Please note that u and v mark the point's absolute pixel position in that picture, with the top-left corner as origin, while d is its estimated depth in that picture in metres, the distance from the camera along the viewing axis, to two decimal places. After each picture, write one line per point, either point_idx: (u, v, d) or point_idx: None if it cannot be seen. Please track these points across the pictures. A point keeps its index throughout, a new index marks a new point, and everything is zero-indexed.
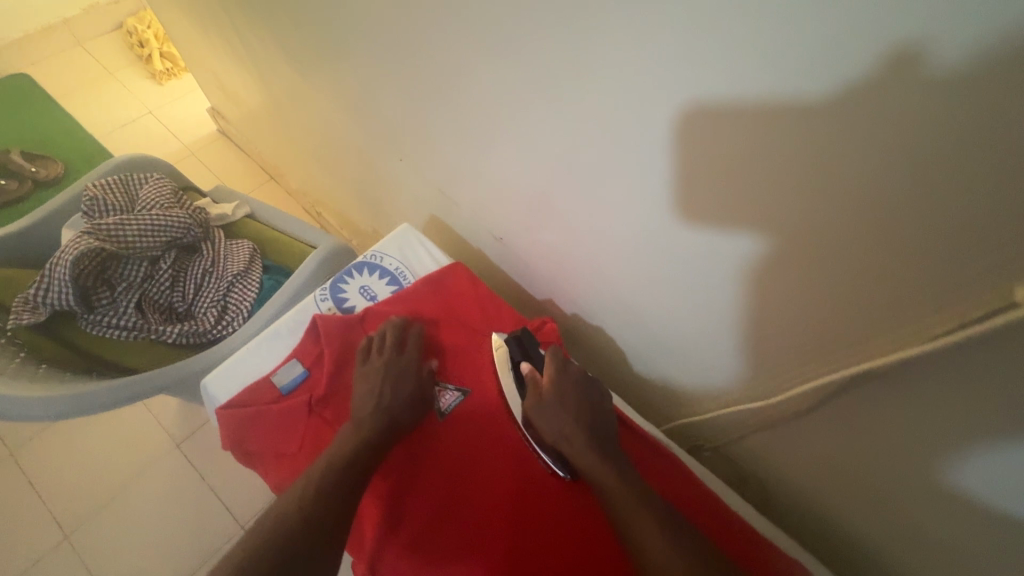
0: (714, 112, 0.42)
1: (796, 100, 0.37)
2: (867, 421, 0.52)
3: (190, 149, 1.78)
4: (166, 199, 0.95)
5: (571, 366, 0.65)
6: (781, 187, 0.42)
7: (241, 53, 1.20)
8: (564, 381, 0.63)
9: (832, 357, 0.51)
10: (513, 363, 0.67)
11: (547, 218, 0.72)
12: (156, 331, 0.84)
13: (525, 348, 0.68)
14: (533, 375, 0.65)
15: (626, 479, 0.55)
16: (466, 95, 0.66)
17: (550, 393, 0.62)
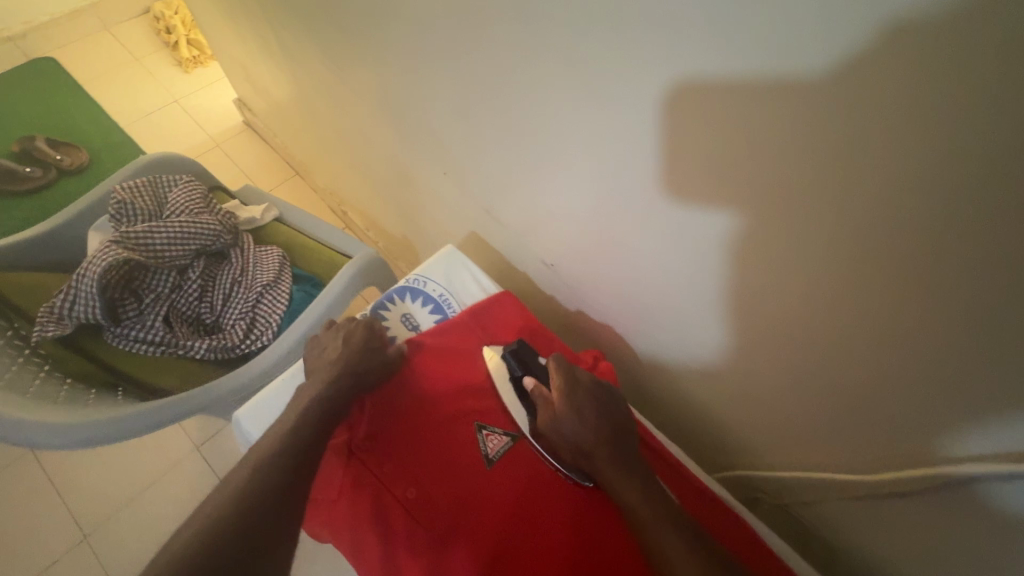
0: (845, 161, 0.35)
1: (967, 152, 0.30)
2: (986, 507, 0.45)
3: (215, 141, 1.74)
4: (195, 203, 0.91)
5: (580, 374, 0.63)
6: (924, 250, 0.36)
7: (271, 47, 1.15)
8: (575, 393, 0.60)
9: (951, 431, 0.44)
10: (513, 378, 0.65)
11: (604, 246, 0.66)
12: (183, 346, 0.80)
13: (526, 364, 0.65)
14: (539, 390, 0.62)
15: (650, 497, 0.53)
16: (525, 114, 0.60)
17: (562, 407, 0.59)
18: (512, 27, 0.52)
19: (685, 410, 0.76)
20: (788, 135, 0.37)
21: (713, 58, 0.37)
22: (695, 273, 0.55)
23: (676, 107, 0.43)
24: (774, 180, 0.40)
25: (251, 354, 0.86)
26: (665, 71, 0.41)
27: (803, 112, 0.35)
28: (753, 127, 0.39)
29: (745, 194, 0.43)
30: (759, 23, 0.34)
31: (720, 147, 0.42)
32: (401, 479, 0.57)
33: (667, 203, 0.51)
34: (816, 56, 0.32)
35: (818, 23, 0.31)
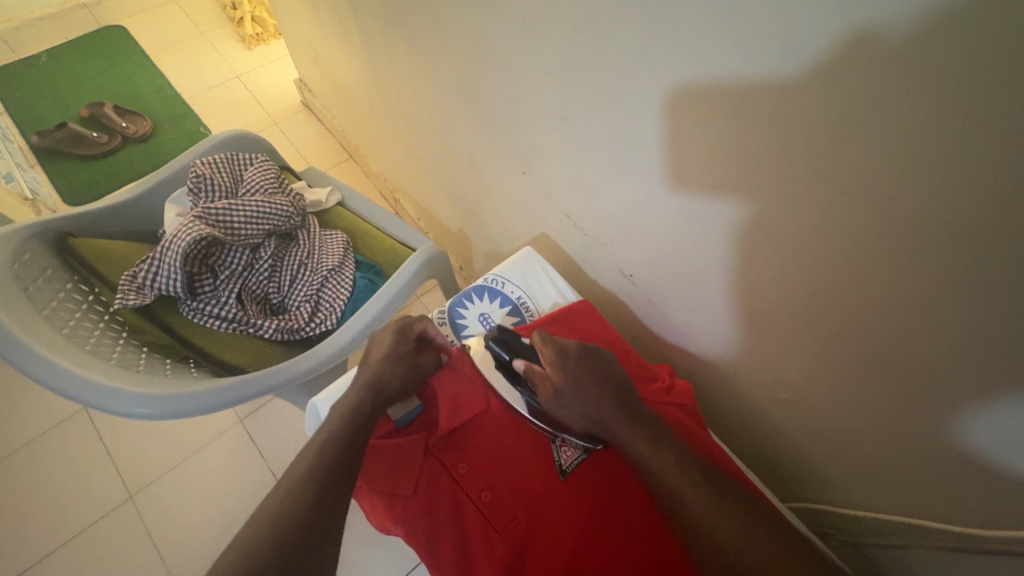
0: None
1: None
2: None
3: (273, 119, 1.76)
4: (269, 183, 0.92)
5: (568, 345, 0.60)
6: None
7: (347, 30, 1.14)
8: (569, 364, 0.57)
9: None
10: (501, 363, 0.61)
11: (689, 264, 0.64)
12: (253, 325, 0.81)
13: (511, 346, 0.61)
14: (532, 369, 0.58)
15: (683, 460, 0.49)
16: (625, 123, 0.58)
17: (560, 379, 0.56)
18: (635, 38, 0.50)
19: (754, 435, 0.74)
20: (961, 182, 0.34)
21: (885, 92, 0.35)
22: (799, 304, 0.53)
23: (822, 139, 0.40)
24: (930, 224, 0.38)
25: (315, 337, 0.87)
26: (818, 102, 0.39)
27: (991, 163, 0.32)
28: (918, 168, 0.36)
29: (888, 233, 0.41)
30: (956, 64, 0.31)
31: (870, 183, 0.39)
32: (473, 478, 0.57)
33: (784, 233, 0.49)
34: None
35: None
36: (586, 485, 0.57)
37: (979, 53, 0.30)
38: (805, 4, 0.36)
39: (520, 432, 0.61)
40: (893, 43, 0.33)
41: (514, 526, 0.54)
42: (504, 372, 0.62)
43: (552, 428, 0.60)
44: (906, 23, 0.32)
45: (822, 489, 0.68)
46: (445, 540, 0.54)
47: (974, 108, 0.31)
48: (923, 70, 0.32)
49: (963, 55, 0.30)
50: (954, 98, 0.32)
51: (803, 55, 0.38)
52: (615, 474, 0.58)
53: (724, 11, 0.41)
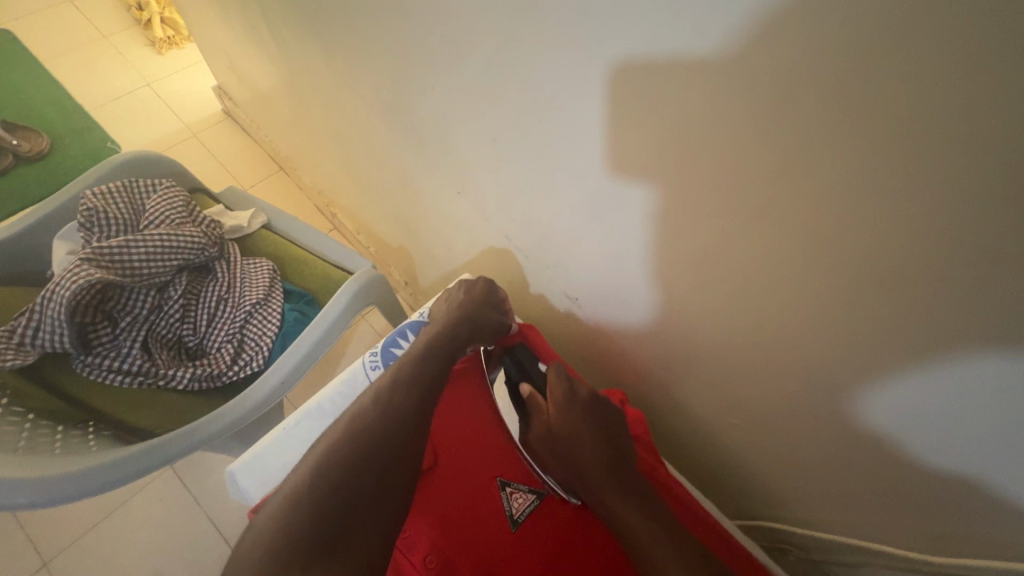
0: (993, 245, 0.31)
1: None
2: None
3: (191, 130, 1.61)
4: (177, 211, 0.82)
5: (577, 388, 0.59)
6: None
7: (261, 35, 1.05)
8: (572, 408, 0.57)
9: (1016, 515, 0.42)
10: (510, 381, 0.63)
11: (636, 287, 0.61)
12: (163, 376, 0.73)
13: (523, 369, 0.64)
14: (535, 398, 0.60)
15: (656, 527, 0.48)
16: (560, 141, 0.54)
17: (555, 420, 0.57)
18: (566, 53, 0.46)
19: (709, 455, 0.72)
20: (922, 205, 0.32)
21: (837, 116, 0.32)
22: (753, 326, 0.51)
23: (774, 161, 0.37)
24: (887, 248, 0.36)
25: (240, 382, 0.79)
26: (765, 123, 0.36)
27: (953, 186, 0.30)
28: (872, 193, 0.34)
29: (844, 256, 0.39)
30: (910, 86, 0.29)
31: (820, 209, 0.37)
32: (417, 543, 0.52)
33: (737, 255, 0.46)
34: (990, 129, 0.27)
35: (999, 98, 0.26)
36: (537, 535, 0.54)
37: (938, 72, 0.27)
38: (746, 21, 0.33)
39: (466, 483, 0.57)
40: (845, 62, 0.30)
41: None
42: (511, 388, 0.63)
43: (534, 466, 0.58)
44: (851, 43, 0.29)
45: (775, 506, 0.67)
46: None
47: (934, 128, 0.29)
48: (878, 93, 0.30)
49: (921, 74, 0.28)
50: (912, 119, 0.30)
51: (746, 75, 0.35)
52: (568, 519, 0.55)
53: (659, 27, 0.37)
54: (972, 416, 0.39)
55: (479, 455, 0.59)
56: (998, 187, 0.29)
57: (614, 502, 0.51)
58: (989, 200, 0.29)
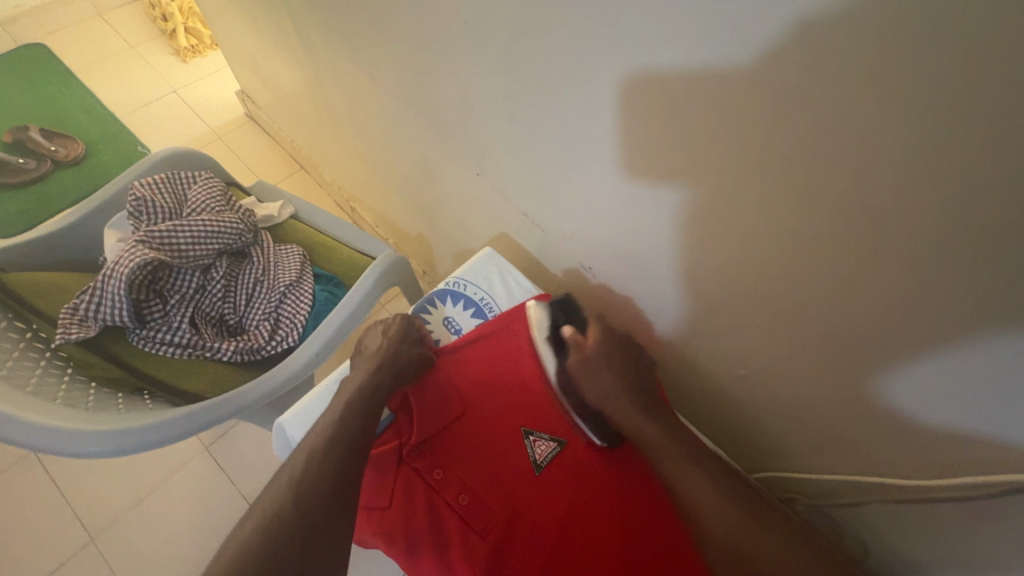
0: (949, 183, 0.35)
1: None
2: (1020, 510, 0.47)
3: (217, 133, 1.69)
4: (215, 200, 0.89)
5: (616, 334, 0.66)
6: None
7: (286, 38, 1.11)
8: (611, 348, 0.64)
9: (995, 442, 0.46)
10: (553, 324, 0.68)
11: (645, 251, 0.66)
12: (209, 349, 0.79)
13: (568, 315, 0.68)
14: (576, 336, 0.65)
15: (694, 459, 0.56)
16: (572, 116, 0.59)
17: (598, 357, 0.64)
18: (579, 35, 0.51)
19: (721, 412, 0.76)
20: (897, 152, 0.36)
21: (812, 74, 0.37)
22: (754, 282, 0.55)
23: (766, 122, 0.42)
24: (867, 193, 0.40)
25: (276, 356, 0.85)
26: (757, 86, 0.40)
27: (914, 130, 0.35)
28: (847, 144, 0.38)
29: (833, 205, 0.43)
30: (872, 44, 0.33)
31: (805, 162, 0.42)
32: (449, 485, 0.57)
33: (734, 212, 0.51)
34: (938, 75, 0.32)
35: (943, 50, 0.31)
36: (562, 478, 0.58)
37: (893, 30, 0.32)
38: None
39: (494, 433, 0.62)
40: (817, 25, 0.35)
41: (493, 526, 0.55)
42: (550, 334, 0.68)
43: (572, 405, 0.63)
44: (822, 9, 0.34)
45: (782, 458, 0.71)
46: (427, 549, 0.54)
47: (900, 81, 0.33)
48: (845, 52, 0.35)
49: (880, 34, 0.32)
50: (874, 73, 0.34)
51: (735, 43, 0.40)
52: (591, 463, 0.60)
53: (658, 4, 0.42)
54: (949, 349, 0.44)
55: (504, 409, 0.64)
56: (952, 128, 0.33)
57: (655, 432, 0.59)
58: (946, 142, 0.34)
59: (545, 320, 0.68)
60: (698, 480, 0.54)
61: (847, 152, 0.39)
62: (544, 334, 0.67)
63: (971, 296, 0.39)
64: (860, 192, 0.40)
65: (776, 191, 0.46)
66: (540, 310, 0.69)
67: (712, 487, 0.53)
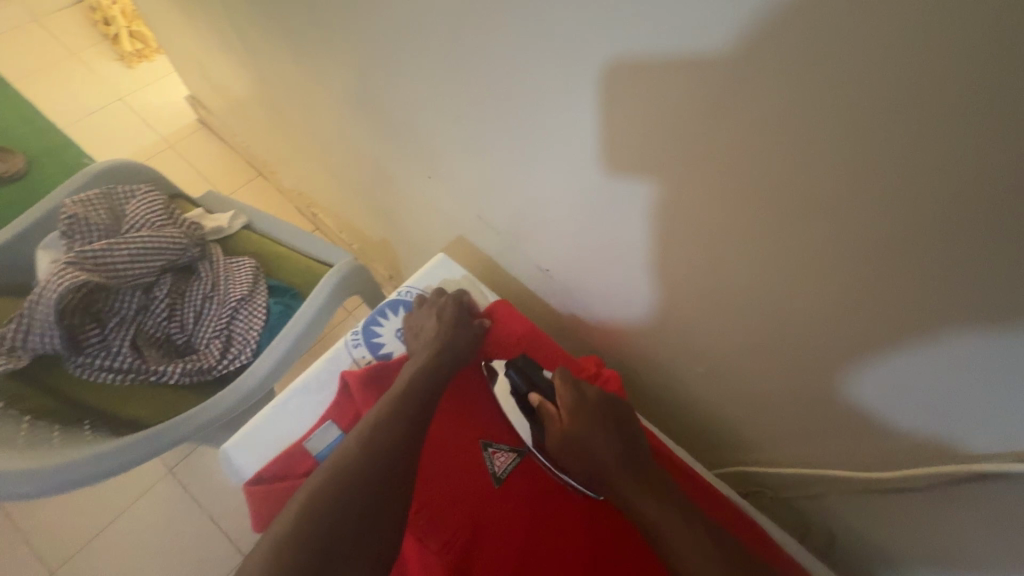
0: (882, 172, 0.34)
1: (961, 169, 0.31)
2: (973, 493, 0.48)
3: (168, 141, 1.63)
4: (156, 215, 0.84)
5: (587, 392, 0.60)
6: (984, 261, 0.34)
7: (228, 40, 1.07)
8: (583, 414, 0.58)
9: (945, 428, 0.46)
10: (516, 393, 0.62)
11: (600, 249, 0.64)
12: (154, 372, 0.75)
13: (530, 378, 0.63)
14: (546, 408, 0.60)
15: (691, 525, 0.52)
16: (518, 113, 0.58)
17: (570, 428, 0.57)
18: (515, 29, 0.49)
19: (688, 409, 0.75)
20: (831, 142, 0.35)
21: (744, 66, 0.36)
22: (710, 278, 0.54)
23: (703, 115, 0.40)
24: (806, 185, 0.39)
25: (230, 375, 0.81)
26: (691, 79, 0.39)
27: (846, 120, 0.34)
28: (784, 137, 0.37)
29: (778, 198, 0.41)
30: (799, 32, 0.32)
31: (745, 156, 0.41)
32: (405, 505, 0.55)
33: (681, 208, 0.50)
34: (865, 63, 0.31)
35: (866, 37, 0.30)
36: (522, 490, 0.58)
37: (818, 17, 0.31)
38: None
39: (452, 447, 0.60)
40: (746, 13, 0.33)
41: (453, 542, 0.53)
42: (518, 402, 0.62)
43: (554, 471, 0.59)
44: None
45: (747, 451, 0.71)
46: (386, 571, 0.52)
47: (828, 69, 0.32)
48: (774, 41, 0.33)
49: (805, 21, 0.31)
50: (802, 62, 0.33)
51: (667, 34, 0.38)
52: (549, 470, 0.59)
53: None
54: (893, 335, 0.44)
55: (462, 422, 0.62)
56: (883, 117, 0.32)
57: (646, 504, 0.53)
58: (878, 130, 0.33)
59: (508, 395, 0.63)
60: (693, 551, 0.50)
61: (785, 145, 0.38)
62: (514, 409, 0.62)
63: (914, 286, 0.39)
64: (801, 184, 0.39)
65: (721, 186, 0.44)
66: (500, 377, 0.64)
67: (706, 558, 0.49)
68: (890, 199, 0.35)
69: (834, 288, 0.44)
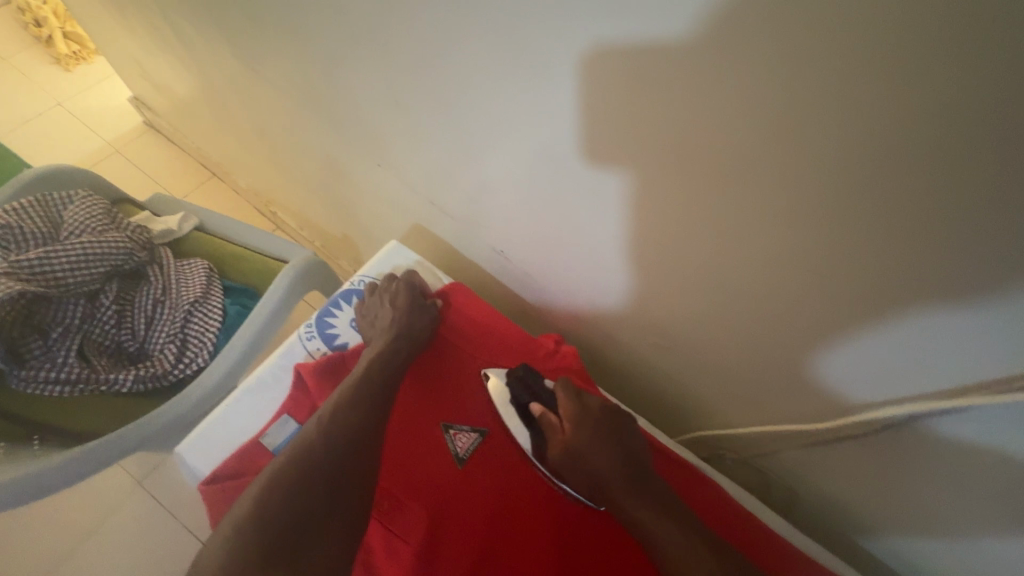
0: (794, 123, 0.36)
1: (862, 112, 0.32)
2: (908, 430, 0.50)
3: (113, 146, 1.56)
4: (97, 220, 0.81)
5: (589, 401, 0.59)
6: (897, 209, 0.36)
7: (164, 35, 1.03)
8: (584, 422, 0.57)
9: (878, 372, 0.48)
10: (518, 403, 0.62)
11: (550, 224, 0.65)
12: (105, 381, 0.74)
13: (530, 388, 0.62)
14: (547, 418, 0.59)
15: (688, 535, 0.48)
16: (456, 90, 0.57)
17: (572, 439, 0.56)
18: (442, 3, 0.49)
19: (652, 380, 0.77)
20: (746, 97, 0.36)
21: (658, 25, 0.36)
22: (659, 248, 0.55)
23: (630, 79, 0.41)
24: (729, 143, 0.40)
25: (188, 379, 0.79)
26: (615, 44, 0.40)
27: (757, 73, 0.35)
28: (703, 95, 0.38)
29: (711, 162, 0.42)
30: None
31: (670, 118, 0.41)
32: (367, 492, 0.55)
33: (619, 176, 0.50)
34: (766, 14, 0.32)
35: None
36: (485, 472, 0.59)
37: None
38: None
39: (412, 433, 0.60)
40: None
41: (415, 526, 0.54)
42: (521, 412, 0.62)
43: (556, 480, 0.57)
44: None
45: (707, 415, 0.73)
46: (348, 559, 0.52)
47: (735, 22, 0.33)
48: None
49: None
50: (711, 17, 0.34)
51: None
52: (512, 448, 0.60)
53: None
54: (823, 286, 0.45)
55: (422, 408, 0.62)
56: (788, 68, 0.33)
57: (649, 518, 0.49)
58: (786, 81, 0.34)
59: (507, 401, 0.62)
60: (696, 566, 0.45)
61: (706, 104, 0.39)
62: (516, 419, 0.61)
63: (836, 235, 0.40)
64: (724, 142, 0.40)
65: (653, 150, 0.45)
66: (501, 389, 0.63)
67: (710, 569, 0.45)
68: (805, 149, 0.37)
69: (767, 245, 0.45)
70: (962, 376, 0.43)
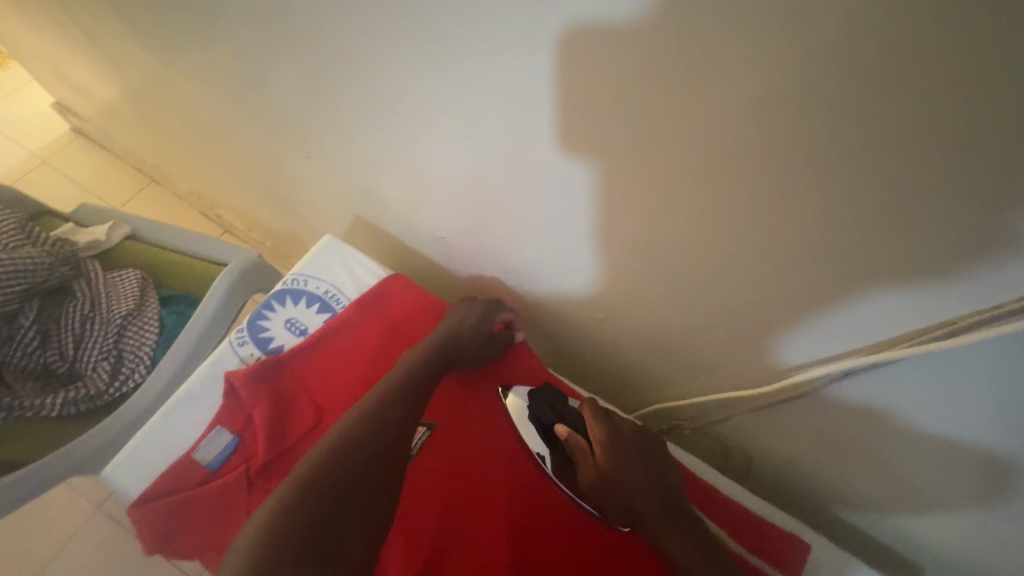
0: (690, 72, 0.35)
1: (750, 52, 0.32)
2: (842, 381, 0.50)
3: (40, 156, 1.47)
4: (11, 236, 0.76)
5: (619, 423, 0.57)
6: (798, 153, 0.35)
7: (72, 32, 0.96)
8: (618, 446, 0.54)
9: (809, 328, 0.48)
10: (542, 426, 0.60)
11: (483, 203, 0.63)
12: (30, 407, 0.70)
13: (556, 411, 0.60)
14: (573, 438, 0.57)
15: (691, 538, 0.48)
16: (367, 66, 0.54)
17: (606, 464, 0.53)
18: None
19: (608, 357, 0.76)
20: (641, 48, 0.35)
21: None
22: (592, 219, 0.53)
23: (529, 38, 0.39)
24: (634, 98, 0.39)
25: (125, 397, 0.75)
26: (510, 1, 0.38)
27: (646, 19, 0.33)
28: (601, 49, 0.37)
29: (629, 125, 0.41)
30: None
31: (575, 77, 0.40)
32: None
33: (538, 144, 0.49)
34: None
35: None
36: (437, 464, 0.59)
37: None
38: None
39: None
40: None
41: None
42: (545, 435, 0.60)
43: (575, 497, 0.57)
44: None
45: (660, 386, 0.72)
46: None
47: None
48: None
49: None
50: None
51: None
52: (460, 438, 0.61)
53: None
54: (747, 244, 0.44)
55: None
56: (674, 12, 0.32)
57: (677, 542, 0.48)
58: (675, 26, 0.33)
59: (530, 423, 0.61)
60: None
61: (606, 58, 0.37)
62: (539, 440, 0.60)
63: (750, 188, 0.39)
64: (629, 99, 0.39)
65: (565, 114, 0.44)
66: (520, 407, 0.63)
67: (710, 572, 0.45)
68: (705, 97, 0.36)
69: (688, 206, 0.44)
70: (885, 328, 0.43)
